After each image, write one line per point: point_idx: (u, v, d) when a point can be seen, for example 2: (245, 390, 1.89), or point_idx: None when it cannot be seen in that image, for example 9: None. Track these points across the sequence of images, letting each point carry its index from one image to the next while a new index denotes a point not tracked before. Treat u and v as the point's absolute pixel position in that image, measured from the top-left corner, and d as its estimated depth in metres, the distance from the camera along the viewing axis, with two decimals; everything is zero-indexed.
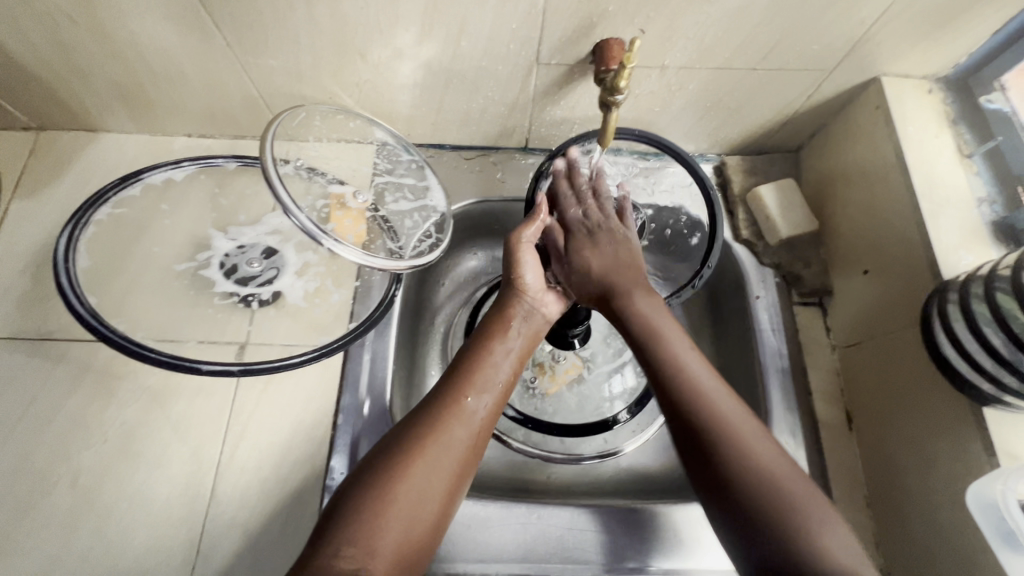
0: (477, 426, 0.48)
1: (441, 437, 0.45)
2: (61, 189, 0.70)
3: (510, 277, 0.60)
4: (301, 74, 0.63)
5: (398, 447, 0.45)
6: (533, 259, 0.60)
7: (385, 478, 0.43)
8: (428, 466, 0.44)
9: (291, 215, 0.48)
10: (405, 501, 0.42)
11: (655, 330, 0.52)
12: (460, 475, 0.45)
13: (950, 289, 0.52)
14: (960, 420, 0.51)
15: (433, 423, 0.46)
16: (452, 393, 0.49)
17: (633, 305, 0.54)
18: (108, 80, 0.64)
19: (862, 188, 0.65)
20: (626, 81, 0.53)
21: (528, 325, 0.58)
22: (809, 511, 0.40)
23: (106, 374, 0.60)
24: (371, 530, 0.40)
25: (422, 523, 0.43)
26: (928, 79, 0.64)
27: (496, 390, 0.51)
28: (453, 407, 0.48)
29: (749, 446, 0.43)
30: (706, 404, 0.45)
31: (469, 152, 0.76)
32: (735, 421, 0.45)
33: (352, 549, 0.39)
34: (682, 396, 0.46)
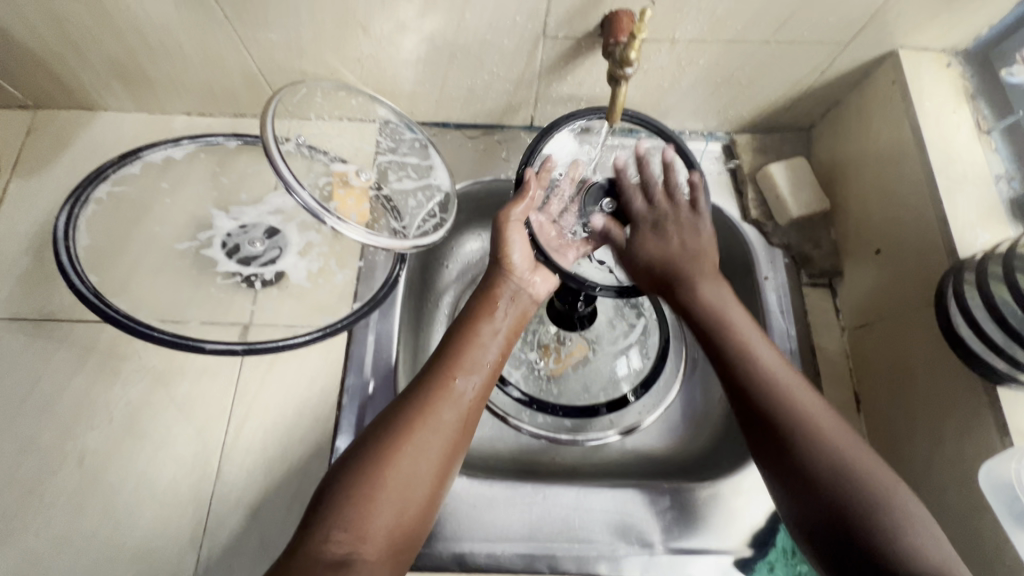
0: (466, 407, 0.48)
1: (429, 420, 0.45)
2: (59, 168, 0.69)
3: (495, 257, 0.57)
4: (301, 49, 0.61)
5: (386, 431, 0.44)
6: (521, 238, 0.57)
7: (373, 462, 0.42)
8: (418, 449, 0.44)
9: (293, 192, 0.47)
10: (394, 486, 0.42)
11: (727, 320, 0.52)
12: (450, 457, 0.45)
13: (967, 267, 0.51)
14: (973, 400, 0.50)
15: (422, 406, 0.46)
16: (440, 375, 0.48)
17: (699, 297, 0.53)
18: (105, 56, 0.63)
19: (876, 166, 0.63)
20: (637, 53, 0.52)
21: (516, 306, 0.56)
22: (888, 496, 0.42)
23: (110, 354, 0.59)
24: (361, 515, 0.40)
25: (413, 506, 0.43)
26: (947, 52, 0.62)
27: (484, 370, 0.51)
28: (441, 388, 0.47)
29: (826, 436, 0.45)
30: (783, 396, 0.47)
31: (473, 131, 0.74)
32: (812, 411, 0.47)
33: (343, 534, 0.40)
34: (756, 387, 0.48)
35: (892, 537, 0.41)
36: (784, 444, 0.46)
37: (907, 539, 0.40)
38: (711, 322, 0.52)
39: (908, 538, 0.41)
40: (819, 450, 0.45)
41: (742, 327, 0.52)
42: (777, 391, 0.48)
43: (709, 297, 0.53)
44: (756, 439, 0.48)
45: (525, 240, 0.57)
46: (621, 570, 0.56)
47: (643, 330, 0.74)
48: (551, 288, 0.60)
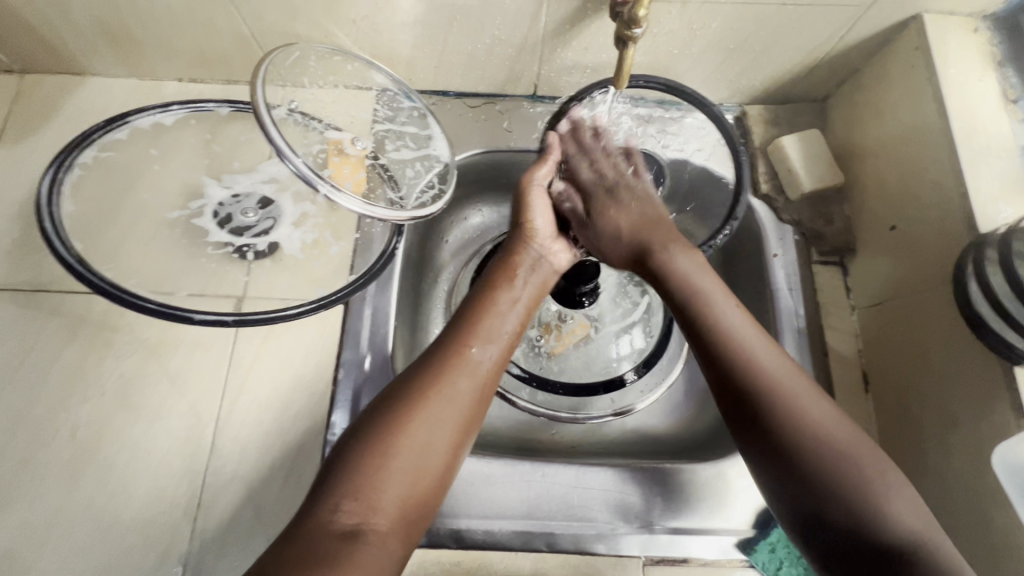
0: (482, 377, 0.46)
1: (443, 389, 0.44)
2: (47, 135, 0.67)
3: (519, 222, 0.59)
4: (294, 9, 0.59)
5: (399, 398, 0.43)
6: (544, 204, 0.59)
7: (386, 430, 0.41)
8: (432, 419, 0.43)
9: (286, 159, 0.45)
10: (407, 456, 0.41)
11: (697, 287, 0.49)
12: (465, 427, 0.44)
13: (988, 243, 0.48)
14: (992, 382, 0.48)
15: (436, 373, 0.45)
16: (456, 343, 0.47)
17: (671, 265, 0.52)
18: (90, 16, 0.60)
19: (894, 138, 0.60)
20: (646, 12, 0.48)
21: (535, 275, 0.57)
22: (869, 473, 0.40)
23: (101, 325, 0.58)
24: (373, 485, 0.39)
25: (426, 478, 0.41)
26: (975, 17, 0.59)
27: (501, 341, 0.49)
28: (456, 357, 0.46)
29: (807, 412, 0.42)
30: (754, 368, 0.44)
31: (474, 100, 0.72)
32: (788, 383, 0.43)
33: (353, 505, 0.38)
34: (727, 361, 0.45)
35: (872, 507, 0.39)
36: (759, 420, 0.43)
37: (887, 517, 0.39)
38: (681, 293, 0.50)
39: (889, 515, 0.39)
40: (795, 427, 0.41)
41: (709, 292, 0.49)
42: (750, 364, 0.44)
43: (680, 265, 0.51)
44: (728, 414, 0.45)
45: (547, 205, 0.60)
46: (619, 550, 0.55)
47: (647, 310, 0.72)
48: (571, 257, 0.62)
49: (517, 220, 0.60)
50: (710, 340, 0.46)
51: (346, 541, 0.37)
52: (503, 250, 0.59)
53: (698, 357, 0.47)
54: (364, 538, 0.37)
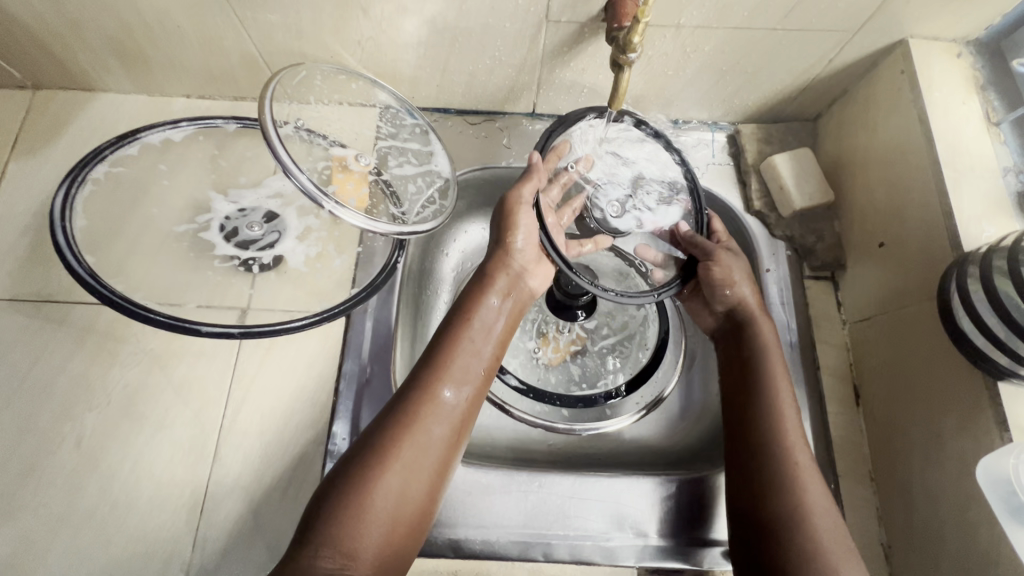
0: (456, 417, 0.48)
1: (419, 435, 0.46)
2: (57, 149, 0.68)
3: (501, 240, 0.58)
4: (301, 31, 0.61)
5: (377, 444, 0.45)
6: (529, 222, 0.58)
7: (364, 476, 0.43)
8: (409, 464, 0.45)
9: (291, 176, 0.47)
10: (385, 503, 0.43)
11: (774, 389, 0.53)
12: (441, 470, 0.46)
13: (971, 261, 0.50)
14: (975, 396, 0.49)
15: (411, 418, 0.46)
16: (429, 382, 0.49)
17: (762, 347, 0.56)
18: (102, 35, 0.62)
19: (882, 157, 0.62)
20: (640, 38, 0.50)
21: (511, 302, 0.57)
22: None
23: (108, 336, 0.60)
24: (353, 532, 0.41)
25: (403, 522, 0.44)
26: (958, 42, 0.61)
27: (474, 380, 0.51)
28: (431, 400, 0.48)
29: (814, 511, 0.46)
30: (790, 473, 0.48)
31: (474, 117, 0.74)
32: (816, 501, 0.46)
33: (332, 552, 0.40)
34: (768, 458, 0.49)
35: None
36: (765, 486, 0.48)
37: None
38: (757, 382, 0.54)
39: None
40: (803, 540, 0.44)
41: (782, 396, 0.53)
42: (789, 459, 0.48)
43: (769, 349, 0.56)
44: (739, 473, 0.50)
45: (532, 224, 0.58)
46: (616, 559, 0.56)
47: (642, 322, 0.73)
48: (545, 285, 0.62)
49: (498, 238, 0.59)
50: (758, 436, 0.51)
51: None
52: (477, 275, 0.58)
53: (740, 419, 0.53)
54: None
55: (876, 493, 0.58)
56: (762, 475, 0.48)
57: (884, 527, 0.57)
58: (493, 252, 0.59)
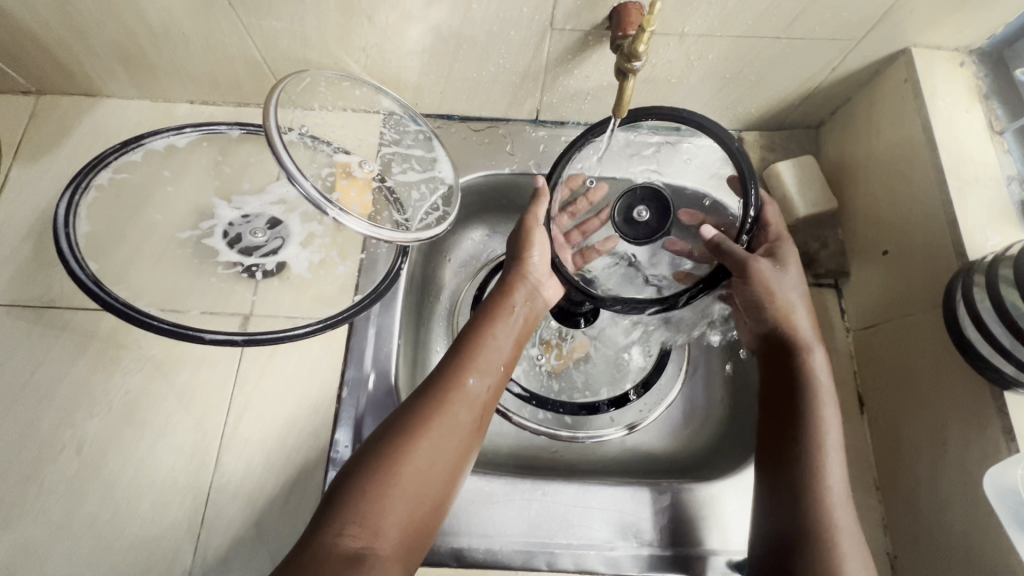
0: (479, 406, 0.48)
1: (444, 420, 0.46)
2: (61, 154, 0.68)
3: (517, 255, 0.59)
4: (306, 38, 0.61)
5: (401, 427, 0.45)
6: (544, 242, 0.58)
7: (388, 459, 0.43)
8: (433, 447, 0.44)
9: (296, 183, 0.47)
10: (409, 484, 0.43)
11: (814, 387, 0.53)
12: (463, 456, 0.46)
13: (977, 270, 0.50)
14: (979, 402, 0.50)
15: (435, 404, 0.46)
16: (454, 370, 0.49)
17: (807, 366, 0.54)
18: (107, 41, 0.62)
19: (886, 165, 0.62)
20: (645, 47, 0.50)
21: (529, 308, 0.58)
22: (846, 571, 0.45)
23: (110, 342, 0.59)
24: (376, 511, 0.41)
25: (425, 505, 0.43)
26: (961, 51, 0.62)
27: (496, 372, 0.51)
28: (455, 387, 0.47)
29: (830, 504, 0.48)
30: (819, 469, 0.49)
31: (478, 124, 0.74)
32: (836, 496, 0.48)
33: (357, 529, 0.40)
34: (800, 452, 0.50)
35: None
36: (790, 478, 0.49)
37: None
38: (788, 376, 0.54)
39: None
40: (822, 530, 0.46)
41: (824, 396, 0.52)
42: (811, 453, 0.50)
43: (819, 373, 0.53)
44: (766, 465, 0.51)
45: (547, 244, 0.58)
46: (620, 569, 0.56)
47: (646, 329, 0.73)
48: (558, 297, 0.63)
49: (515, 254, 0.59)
50: (790, 431, 0.51)
51: (352, 565, 0.38)
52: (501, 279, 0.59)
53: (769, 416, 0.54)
54: (367, 562, 0.39)
55: (882, 502, 0.58)
56: (789, 468, 0.50)
57: (889, 537, 0.57)
58: (513, 263, 0.59)
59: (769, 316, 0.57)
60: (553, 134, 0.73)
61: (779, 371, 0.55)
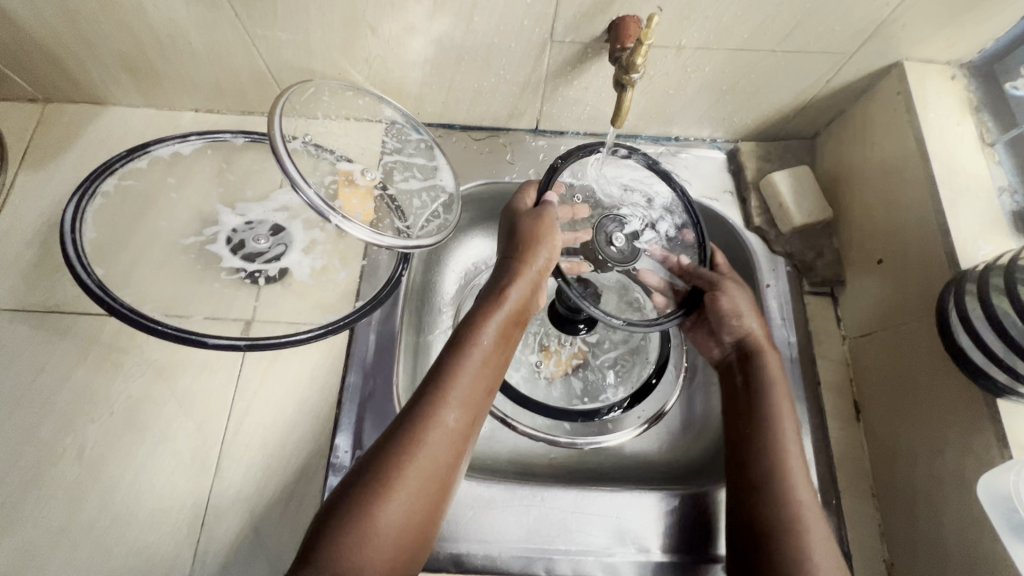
0: (457, 441, 0.47)
1: (419, 460, 0.45)
2: (66, 161, 0.69)
3: (521, 255, 0.55)
4: (310, 48, 0.62)
5: (377, 469, 0.44)
6: (549, 249, 0.56)
7: (364, 506, 0.42)
8: (409, 490, 0.44)
9: (299, 190, 0.47)
10: (387, 528, 0.42)
11: (772, 412, 0.53)
12: (441, 492, 0.45)
13: (969, 278, 0.50)
14: (973, 410, 0.50)
15: (410, 443, 0.45)
16: (431, 405, 0.47)
17: (766, 376, 0.56)
18: (114, 51, 0.63)
19: (879, 176, 0.63)
20: (643, 59, 0.52)
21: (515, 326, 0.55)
22: None
23: (113, 347, 0.60)
24: (354, 559, 0.40)
25: (404, 544, 0.43)
26: (952, 65, 0.63)
27: (476, 403, 0.49)
28: (431, 424, 0.46)
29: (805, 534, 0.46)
30: (789, 505, 0.48)
31: (479, 133, 0.75)
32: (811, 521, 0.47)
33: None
34: (768, 488, 0.49)
35: None
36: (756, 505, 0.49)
37: None
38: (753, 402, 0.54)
39: None
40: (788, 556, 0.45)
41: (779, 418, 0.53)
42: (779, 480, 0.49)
43: (772, 378, 0.56)
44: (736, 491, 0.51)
45: (552, 251, 0.56)
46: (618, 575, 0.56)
47: (644, 336, 0.74)
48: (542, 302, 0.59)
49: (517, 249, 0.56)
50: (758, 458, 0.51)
51: None
52: (489, 289, 0.55)
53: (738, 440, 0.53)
54: None
55: (878, 510, 0.58)
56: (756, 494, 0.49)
57: (887, 544, 0.57)
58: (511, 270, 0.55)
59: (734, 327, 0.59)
60: (552, 143, 0.74)
61: (745, 384, 0.56)
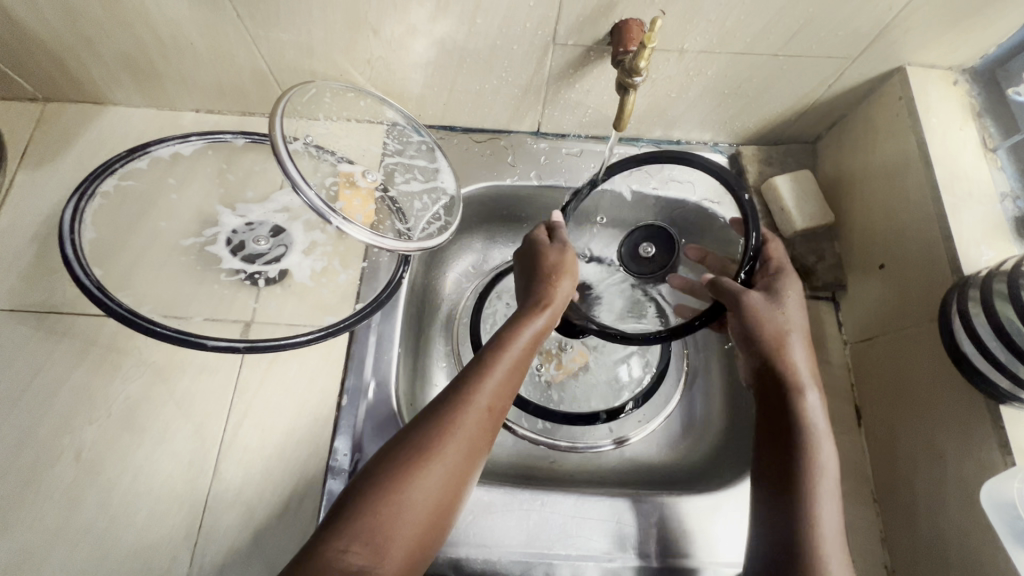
0: (487, 430, 0.46)
1: (450, 443, 0.44)
2: (66, 161, 0.69)
3: (545, 276, 0.55)
4: (312, 50, 0.62)
5: (409, 447, 0.43)
6: (571, 274, 0.56)
7: (395, 477, 0.42)
8: (439, 469, 0.43)
9: (300, 192, 0.47)
10: (414, 505, 0.41)
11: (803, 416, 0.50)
12: (466, 478, 0.44)
13: (972, 284, 0.50)
14: (976, 416, 0.50)
15: (444, 426, 0.44)
16: (466, 391, 0.46)
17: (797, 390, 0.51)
18: (115, 51, 0.63)
19: (881, 180, 0.63)
20: (646, 63, 0.52)
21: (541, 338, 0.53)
22: None
23: (111, 348, 0.59)
24: (381, 531, 0.40)
25: (428, 527, 0.42)
26: (953, 70, 0.63)
27: (506, 393, 0.48)
28: (465, 409, 0.45)
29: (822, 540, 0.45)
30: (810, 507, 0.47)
31: (480, 135, 0.75)
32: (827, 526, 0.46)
33: (360, 548, 0.39)
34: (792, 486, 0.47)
35: None
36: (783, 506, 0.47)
37: None
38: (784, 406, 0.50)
39: None
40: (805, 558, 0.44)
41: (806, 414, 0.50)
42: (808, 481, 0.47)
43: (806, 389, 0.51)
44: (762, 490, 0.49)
45: (572, 279, 0.56)
46: None
47: None
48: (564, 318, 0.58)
49: (544, 274, 0.55)
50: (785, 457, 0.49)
51: None
52: (527, 294, 0.55)
53: (768, 441, 0.51)
54: None
55: (878, 515, 0.58)
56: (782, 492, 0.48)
57: (888, 550, 0.57)
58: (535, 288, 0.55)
59: (763, 342, 0.52)
60: (553, 146, 0.74)
61: (772, 394, 0.52)
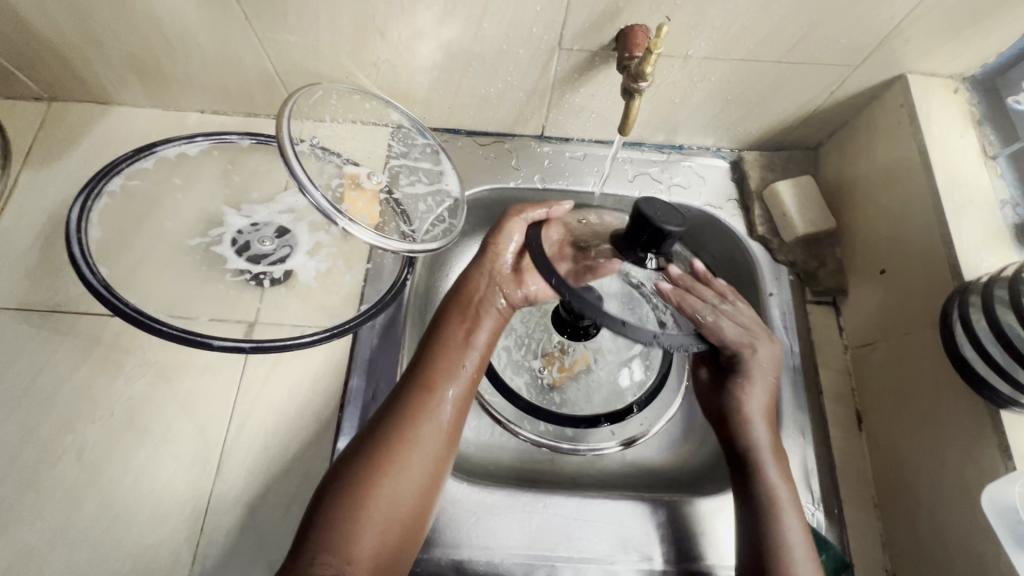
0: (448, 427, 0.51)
1: (411, 441, 0.49)
2: (70, 160, 0.69)
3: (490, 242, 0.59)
4: (319, 52, 0.62)
5: (369, 452, 0.48)
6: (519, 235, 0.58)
7: (358, 482, 0.46)
8: (402, 468, 0.48)
9: (307, 192, 0.47)
10: (382, 503, 0.46)
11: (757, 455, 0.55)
12: (431, 473, 0.49)
13: (973, 289, 0.51)
14: (977, 422, 0.50)
15: (404, 428, 0.49)
16: (419, 393, 0.51)
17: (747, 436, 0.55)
18: (122, 51, 0.63)
19: (883, 187, 0.64)
20: (651, 69, 0.52)
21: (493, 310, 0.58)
22: None
23: (115, 347, 0.59)
24: (352, 533, 0.44)
25: (398, 522, 0.47)
26: (955, 78, 0.64)
27: (462, 382, 0.53)
28: (420, 408, 0.51)
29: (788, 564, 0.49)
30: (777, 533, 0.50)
31: (484, 138, 0.75)
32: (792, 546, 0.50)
33: (330, 556, 0.43)
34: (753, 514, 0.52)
35: None
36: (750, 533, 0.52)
37: None
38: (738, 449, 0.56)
39: None
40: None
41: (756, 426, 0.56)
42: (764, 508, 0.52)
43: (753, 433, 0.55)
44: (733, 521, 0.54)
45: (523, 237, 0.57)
46: None
47: None
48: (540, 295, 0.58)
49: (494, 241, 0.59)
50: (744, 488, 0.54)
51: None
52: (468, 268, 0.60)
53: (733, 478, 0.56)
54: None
55: (880, 520, 0.59)
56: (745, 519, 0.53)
57: (889, 554, 0.57)
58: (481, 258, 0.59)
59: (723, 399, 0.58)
60: (557, 150, 0.75)
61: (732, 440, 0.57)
